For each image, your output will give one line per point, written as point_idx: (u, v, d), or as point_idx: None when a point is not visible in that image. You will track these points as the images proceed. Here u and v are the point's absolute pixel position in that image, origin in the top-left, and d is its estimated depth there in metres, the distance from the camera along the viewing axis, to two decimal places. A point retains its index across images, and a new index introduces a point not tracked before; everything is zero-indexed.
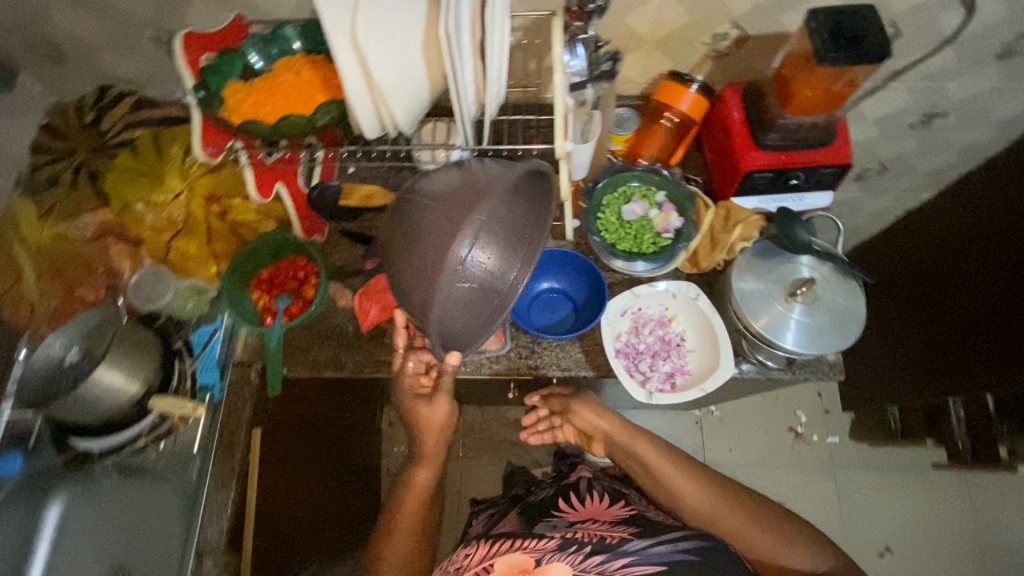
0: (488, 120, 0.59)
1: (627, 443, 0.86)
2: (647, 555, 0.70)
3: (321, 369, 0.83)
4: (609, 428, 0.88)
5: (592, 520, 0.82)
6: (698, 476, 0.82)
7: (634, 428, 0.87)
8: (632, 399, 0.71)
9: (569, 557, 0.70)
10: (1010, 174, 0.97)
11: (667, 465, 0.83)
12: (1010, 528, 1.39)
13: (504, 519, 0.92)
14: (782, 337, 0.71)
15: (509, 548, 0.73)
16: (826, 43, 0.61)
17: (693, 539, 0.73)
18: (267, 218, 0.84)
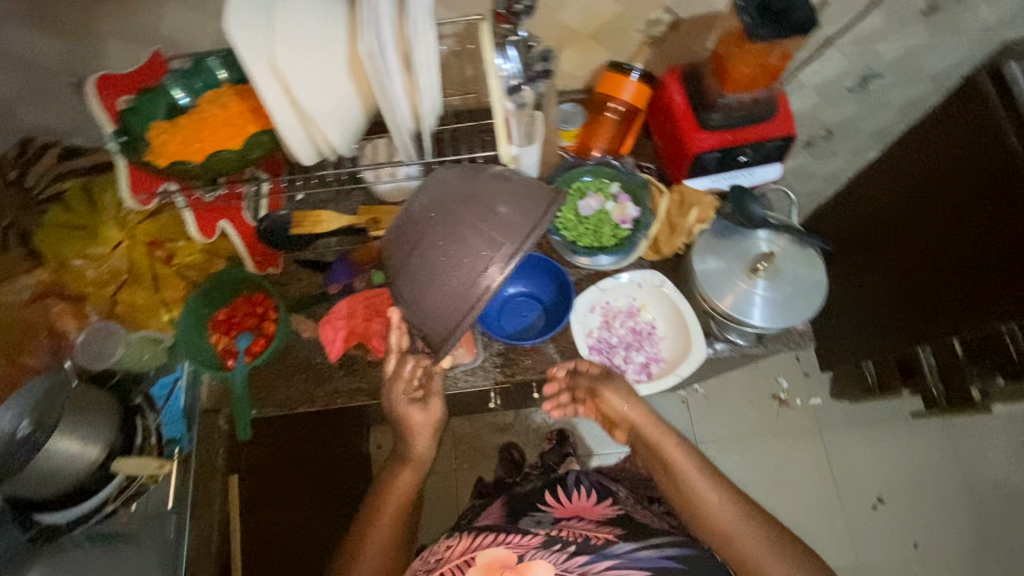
0: (427, 132, 0.57)
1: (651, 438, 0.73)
2: (634, 559, 0.65)
3: (293, 406, 0.80)
4: (640, 420, 0.72)
5: (579, 517, 0.75)
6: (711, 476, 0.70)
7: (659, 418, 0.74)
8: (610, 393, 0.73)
9: (553, 555, 0.66)
10: (950, 125, 0.99)
11: (683, 459, 0.71)
12: (993, 464, 1.43)
13: (488, 512, 0.82)
14: (748, 314, 0.71)
15: (490, 543, 0.71)
16: (755, 20, 0.61)
17: (680, 545, 0.68)
18: (216, 258, 0.82)
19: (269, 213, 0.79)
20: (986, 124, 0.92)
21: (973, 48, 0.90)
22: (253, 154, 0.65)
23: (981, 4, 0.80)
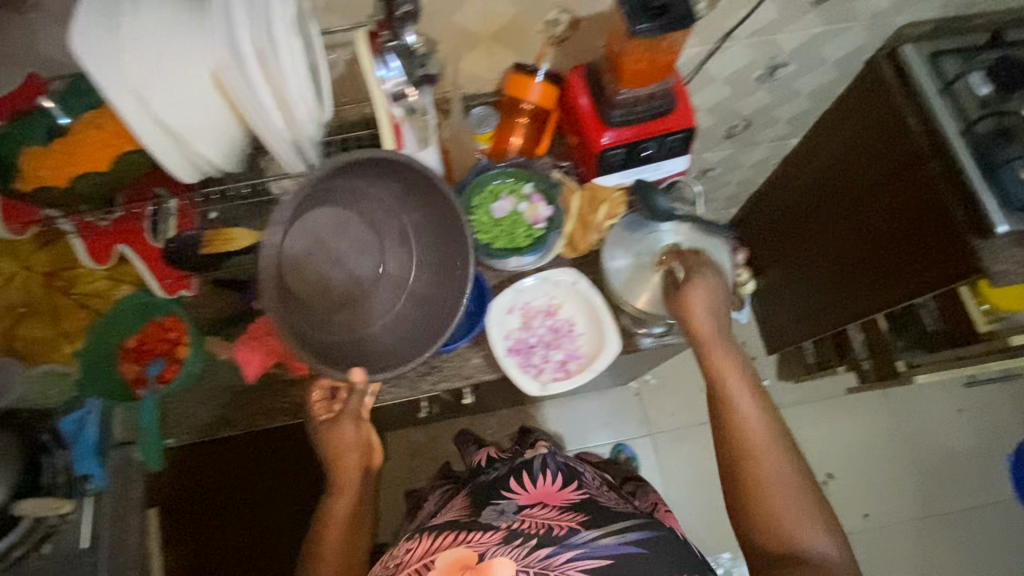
0: (311, 142, 0.56)
1: (705, 342, 0.68)
2: (595, 548, 0.62)
3: (210, 431, 0.79)
4: (698, 313, 0.68)
5: (541, 504, 0.71)
6: (752, 392, 0.65)
7: (723, 326, 0.69)
8: (527, 394, 0.73)
9: (514, 550, 0.62)
10: (856, 108, 1.02)
11: (730, 369, 0.67)
12: (931, 432, 1.49)
13: (452, 503, 0.79)
14: (659, 306, 0.74)
15: (451, 543, 0.66)
16: (635, 15, 0.62)
17: (640, 528, 0.66)
18: (121, 283, 0.77)
19: (173, 233, 0.75)
20: (885, 106, 0.95)
21: (869, 35, 0.94)
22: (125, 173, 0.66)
23: None
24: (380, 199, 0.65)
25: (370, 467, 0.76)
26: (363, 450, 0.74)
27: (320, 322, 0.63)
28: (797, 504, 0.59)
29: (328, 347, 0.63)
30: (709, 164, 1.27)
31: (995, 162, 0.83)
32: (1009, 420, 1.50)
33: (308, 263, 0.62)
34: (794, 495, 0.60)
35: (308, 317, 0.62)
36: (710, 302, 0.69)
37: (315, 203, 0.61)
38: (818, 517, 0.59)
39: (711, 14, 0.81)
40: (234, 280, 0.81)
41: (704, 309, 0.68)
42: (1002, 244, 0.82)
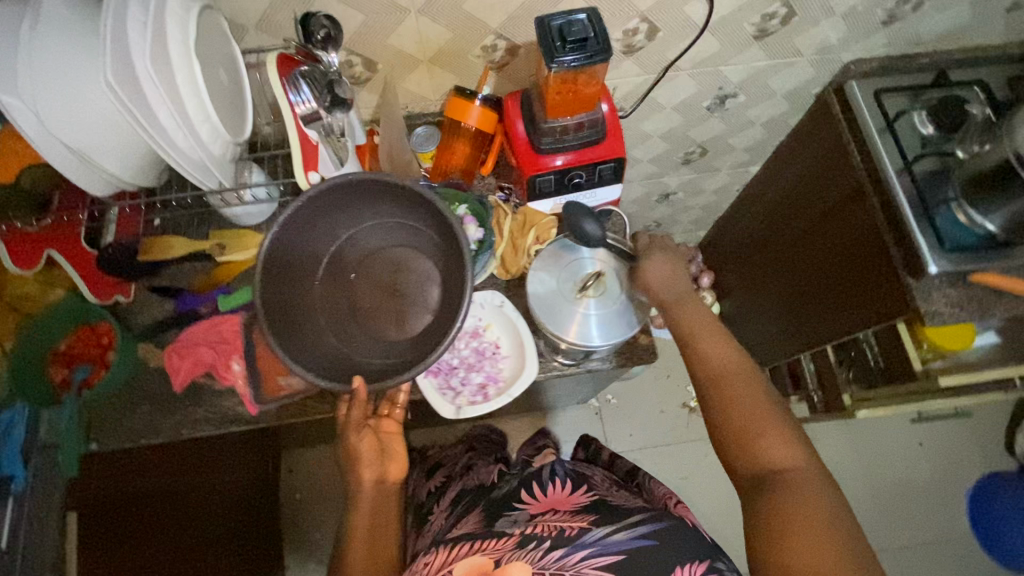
0: (220, 161, 0.57)
1: (667, 302, 0.73)
2: (608, 545, 0.64)
3: (137, 437, 0.78)
4: (656, 286, 0.74)
5: (552, 510, 0.74)
6: (718, 337, 0.69)
7: (686, 291, 0.74)
8: (443, 417, 0.74)
9: (528, 554, 0.64)
10: (803, 139, 1.03)
11: (696, 322, 0.71)
12: (891, 464, 1.48)
13: (465, 519, 0.80)
14: (589, 337, 0.74)
15: (467, 552, 0.67)
16: (553, 48, 0.62)
17: (651, 521, 0.67)
18: (54, 286, 0.79)
19: (110, 240, 0.75)
20: (830, 138, 0.95)
21: (816, 69, 0.94)
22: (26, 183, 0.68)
23: (809, 27, 0.84)
24: (398, 217, 0.67)
25: (386, 480, 0.71)
26: (378, 455, 0.72)
27: (380, 351, 0.66)
28: (771, 424, 0.61)
29: (385, 368, 0.64)
30: (669, 187, 1.28)
31: (931, 202, 0.83)
32: (971, 457, 1.49)
33: (366, 305, 0.68)
34: (770, 419, 0.62)
35: (367, 348, 0.66)
36: (666, 271, 0.75)
37: (337, 254, 0.68)
38: (791, 436, 0.61)
39: (650, 44, 0.82)
40: (170, 286, 0.83)
41: (659, 279, 0.74)
42: (935, 284, 0.82)
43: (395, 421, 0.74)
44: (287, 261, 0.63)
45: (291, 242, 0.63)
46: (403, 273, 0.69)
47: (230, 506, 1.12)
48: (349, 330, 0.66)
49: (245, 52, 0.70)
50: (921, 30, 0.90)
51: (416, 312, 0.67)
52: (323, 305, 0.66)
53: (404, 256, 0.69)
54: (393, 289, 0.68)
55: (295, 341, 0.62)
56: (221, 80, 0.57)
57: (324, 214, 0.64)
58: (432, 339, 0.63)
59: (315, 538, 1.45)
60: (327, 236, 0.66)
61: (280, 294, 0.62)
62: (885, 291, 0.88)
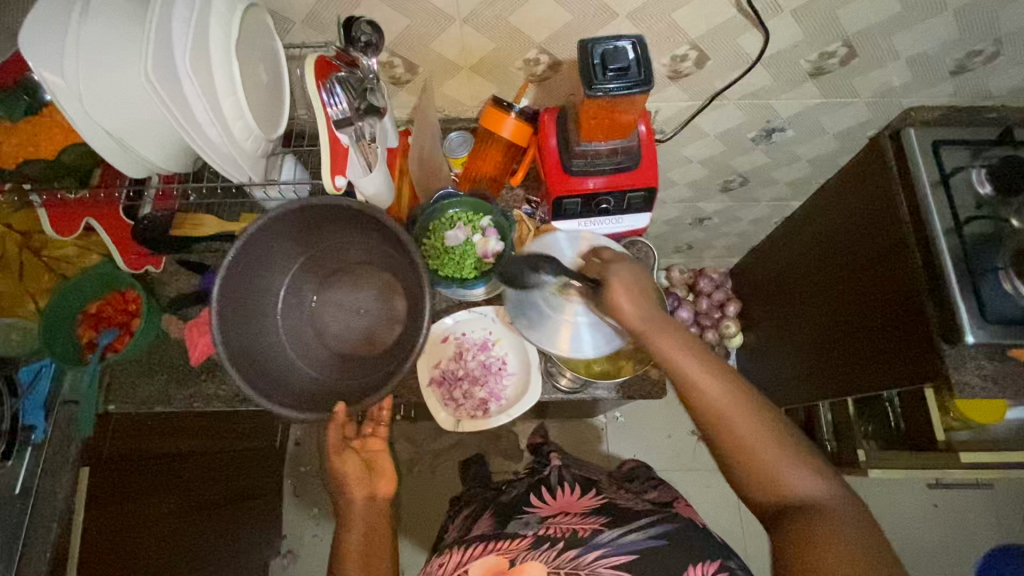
0: (249, 159, 0.58)
1: (641, 331, 0.61)
2: (620, 545, 0.64)
3: (149, 406, 0.81)
4: (629, 312, 0.61)
5: (564, 513, 0.74)
6: (704, 359, 0.59)
7: (656, 305, 0.62)
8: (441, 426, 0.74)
9: (543, 554, 0.64)
10: (849, 181, 0.98)
11: (676, 347, 0.59)
12: (902, 523, 1.43)
13: (477, 523, 0.81)
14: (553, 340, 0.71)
15: (483, 552, 0.68)
16: (593, 74, 0.61)
17: (660, 523, 0.68)
18: (90, 251, 0.82)
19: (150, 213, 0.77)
20: (880, 186, 0.89)
21: (873, 112, 0.90)
22: (66, 160, 0.69)
23: (871, 69, 0.80)
24: (349, 236, 0.69)
25: (376, 496, 0.73)
26: (365, 474, 0.73)
27: (351, 371, 0.69)
28: (778, 453, 0.56)
29: (356, 387, 0.67)
30: (705, 213, 1.25)
31: (976, 268, 0.78)
32: (986, 528, 1.42)
33: (333, 328, 0.72)
34: (779, 447, 0.56)
35: (340, 369, 0.69)
36: (636, 285, 0.62)
37: (293, 284, 0.70)
38: (802, 456, 0.57)
39: (698, 72, 0.79)
40: (200, 263, 0.86)
41: (629, 304, 0.61)
42: (969, 353, 0.78)
43: (380, 438, 0.77)
44: (244, 307, 0.65)
45: (249, 273, 0.65)
46: (365, 290, 0.72)
47: (229, 476, 1.16)
48: (320, 356, 0.70)
49: (291, 46, 0.71)
50: (993, 82, 0.85)
51: (382, 327, 0.71)
52: (288, 337, 0.69)
53: (362, 272, 0.72)
54: (357, 309, 0.71)
55: (271, 378, 0.65)
56: (261, 78, 0.58)
57: (275, 242, 0.66)
58: (396, 354, 0.66)
59: (314, 514, 1.49)
60: (280, 270, 0.69)
61: (248, 341, 0.65)
62: (919, 354, 0.83)
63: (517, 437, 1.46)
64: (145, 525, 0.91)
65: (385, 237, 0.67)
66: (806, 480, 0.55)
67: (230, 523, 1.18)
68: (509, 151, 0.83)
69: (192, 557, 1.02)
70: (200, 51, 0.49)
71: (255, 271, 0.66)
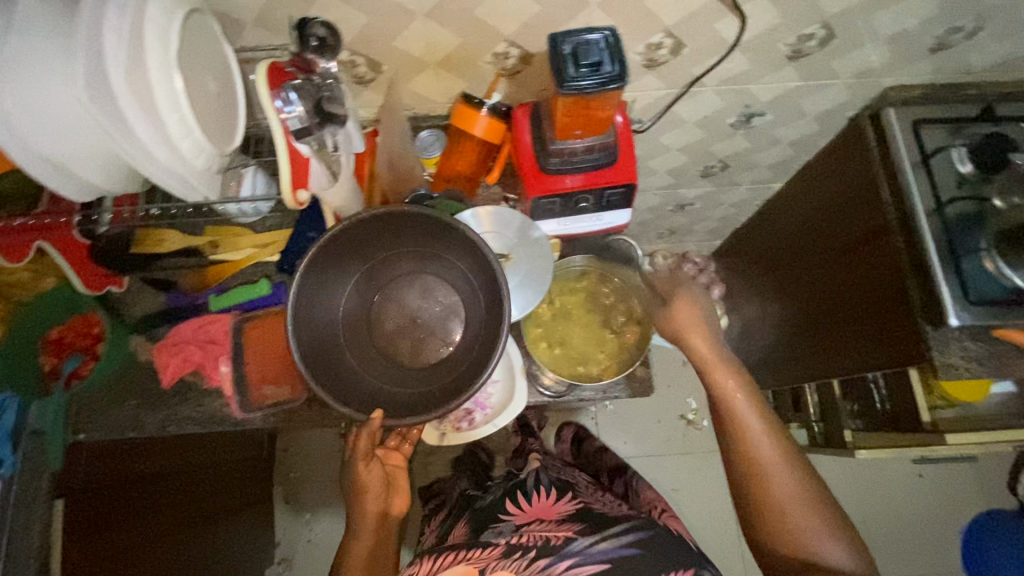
0: (201, 176, 0.55)
1: (702, 364, 0.71)
2: (592, 554, 0.64)
3: (121, 432, 0.78)
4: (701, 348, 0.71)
5: (538, 520, 0.73)
6: (756, 406, 0.67)
7: (721, 349, 0.72)
8: (426, 441, 0.76)
9: (513, 563, 0.63)
10: (828, 164, 0.97)
11: (732, 389, 0.68)
12: (888, 494, 1.46)
13: (455, 530, 0.80)
14: None
15: (451, 563, 0.66)
16: (565, 70, 0.58)
17: (633, 531, 0.68)
18: (45, 274, 0.76)
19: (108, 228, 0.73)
20: (863, 165, 0.87)
21: (852, 93, 0.88)
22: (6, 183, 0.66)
23: (851, 50, 0.77)
24: (430, 248, 0.67)
25: (389, 514, 0.74)
26: (384, 488, 0.74)
27: (395, 375, 0.67)
28: (813, 520, 0.61)
29: (397, 397, 0.65)
30: (686, 199, 1.23)
31: (960, 249, 0.78)
32: (969, 495, 1.46)
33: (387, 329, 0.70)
34: (819, 519, 0.61)
35: (388, 375, 0.67)
36: (697, 321, 0.73)
37: (365, 273, 0.68)
38: (837, 532, 0.60)
39: (675, 60, 0.76)
40: (168, 279, 0.81)
41: (701, 338, 0.72)
42: (953, 335, 0.78)
43: (402, 455, 0.78)
44: (321, 284, 0.63)
45: (329, 259, 0.63)
46: (428, 302, 0.70)
47: (215, 490, 1.13)
48: (367, 351, 0.68)
49: (243, 49, 0.66)
50: (972, 59, 0.83)
51: (434, 342, 0.70)
52: (348, 323, 0.67)
53: (428, 285, 0.70)
54: (415, 317, 0.70)
55: (325, 363, 0.63)
56: (209, 89, 0.54)
57: (359, 238, 0.63)
58: (444, 378, 0.65)
59: (307, 519, 1.47)
60: (357, 260, 0.66)
61: (313, 317, 0.63)
62: (902, 337, 0.83)
63: None
64: (130, 551, 0.89)
65: (475, 266, 0.65)
66: (836, 550, 0.59)
67: (221, 538, 1.16)
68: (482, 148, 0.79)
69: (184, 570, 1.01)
70: (136, 65, 0.45)
71: (337, 255, 0.64)
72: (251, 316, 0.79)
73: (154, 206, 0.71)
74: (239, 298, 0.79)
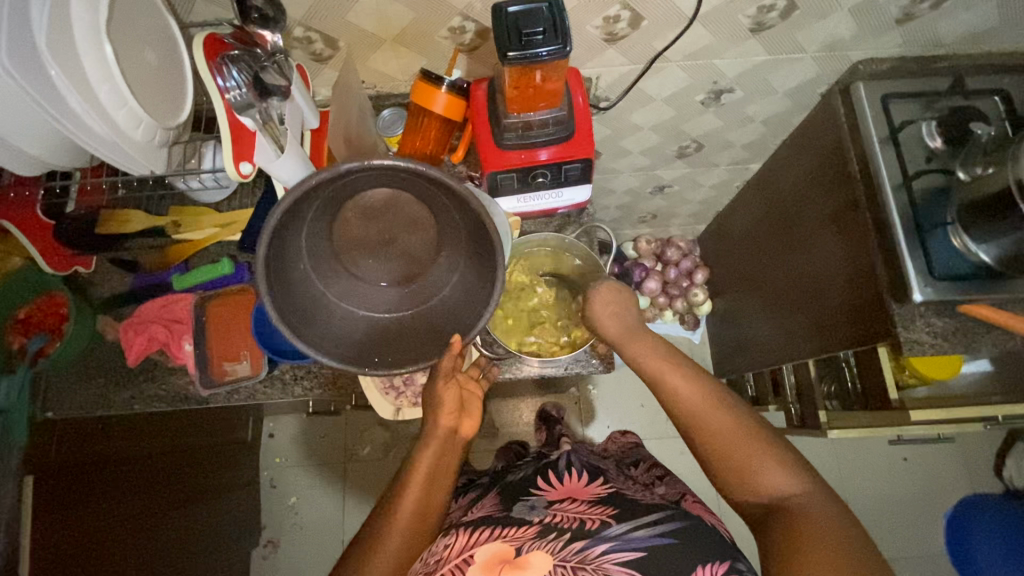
0: (137, 147, 0.56)
1: (620, 341, 0.71)
2: (629, 541, 0.58)
3: (89, 410, 0.79)
4: (611, 322, 0.72)
5: (571, 500, 0.68)
6: (682, 368, 0.66)
7: (635, 324, 0.72)
8: (381, 415, 0.81)
9: (550, 544, 0.58)
10: (800, 141, 0.96)
11: (650, 356, 0.68)
12: (872, 477, 1.45)
13: (481, 502, 0.74)
14: None
15: (488, 538, 0.62)
16: (507, 38, 0.57)
17: (671, 520, 0.61)
18: (11, 254, 0.76)
19: (74, 210, 0.73)
20: (831, 141, 0.86)
21: (821, 67, 0.87)
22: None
23: (815, 21, 0.76)
24: (322, 190, 0.56)
25: (457, 433, 0.71)
26: (459, 408, 0.72)
27: (420, 298, 0.65)
28: (760, 453, 0.59)
29: (443, 307, 0.64)
30: (664, 181, 1.23)
31: (925, 224, 0.76)
32: (955, 479, 1.45)
33: (374, 264, 0.64)
34: (764, 449, 0.60)
35: (413, 300, 0.65)
36: (613, 303, 0.73)
37: (316, 258, 0.61)
38: (785, 460, 0.59)
39: (634, 33, 0.75)
40: (132, 260, 0.83)
41: (611, 314, 0.73)
42: (920, 310, 0.76)
43: (476, 382, 0.76)
44: (306, 314, 0.61)
45: (283, 282, 0.58)
46: (378, 216, 0.61)
47: (197, 470, 1.14)
48: (388, 298, 0.65)
49: (194, 24, 0.66)
50: (942, 29, 0.81)
51: (414, 238, 0.63)
52: (352, 304, 0.64)
53: (363, 203, 0.60)
54: (384, 237, 0.62)
55: (382, 348, 0.64)
56: (148, 61, 0.56)
57: (279, 245, 0.56)
58: (463, 258, 0.62)
59: (292, 503, 1.49)
60: (297, 257, 0.59)
61: (329, 336, 0.62)
62: (867, 315, 0.82)
63: (491, 417, 1.46)
64: (110, 526, 0.90)
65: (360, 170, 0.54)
66: (780, 478, 0.58)
67: (203, 515, 1.17)
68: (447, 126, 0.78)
69: (164, 549, 1.02)
70: (60, 33, 0.46)
71: (287, 280, 0.58)
72: (214, 295, 0.82)
73: (104, 178, 0.69)
74: (203, 277, 0.82)
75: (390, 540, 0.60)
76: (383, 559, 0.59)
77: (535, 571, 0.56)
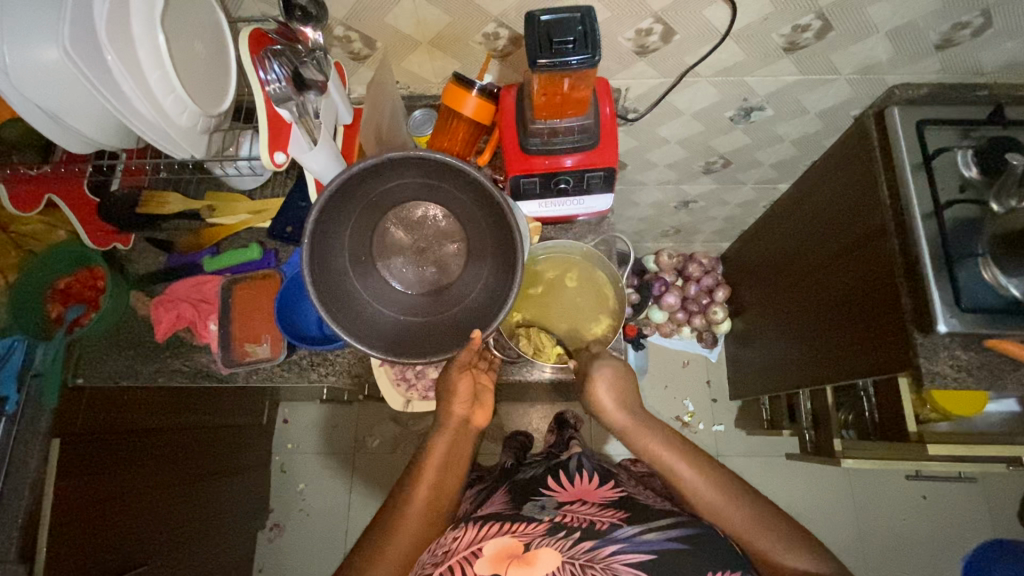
0: (181, 132, 0.59)
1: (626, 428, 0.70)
2: (637, 544, 0.58)
3: (116, 379, 0.83)
4: (613, 410, 0.71)
5: (581, 500, 0.68)
6: (683, 452, 0.66)
7: (641, 414, 0.71)
8: (392, 406, 0.82)
9: (558, 542, 0.59)
10: (829, 163, 0.95)
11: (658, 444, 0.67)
12: (888, 513, 1.41)
13: (491, 498, 0.74)
14: None
15: (498, 532, 0.62)
16: (539, 45, 0.58)
17: (682, 525, 0.60)
18: (57, 228, 0.82)
19: (118, 189, 0.77)
20: (863, 166, 0.84)
21: (855, 90, 0.86)
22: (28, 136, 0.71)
23: (851, 43, 0.76)
24: (368, 190, 0.64)
25: (469, 423, 0.72)
26: (471, 398, 0.72)
27: (447, 301, 0.68)
28: (777, 536, 0.60)
29: (469, 308, 0.67)
30: (689, 196, 1.22)
31: (957, 256, 0.73)
32: (974, 521, 1.40)
33: (407, 272, 0.69)
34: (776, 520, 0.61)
35: (439, 302, 0.68)
36: (615, 384, 0.72)
37: (357, 257, 0.67)
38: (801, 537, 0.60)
39: (666, 47, 0.76)
40: (167, 240, 0.86)
41: (611, 401, 0.71)
42: (944, 342, 0.74)
43: (489, 376, 0.76)
44: (341, 302, 0.64)
45: (321, 266, 0.62)
46: (415, 226, 0.68)
47: (212, 451, 1.17)
48: (416, 301, 0.68)
49: (241, 20, 0.70)
50: (983, 58, 0.80)
51: (447, 247, 0.69)
52: (386, 305, 0.67)
53: (403, 212, 0.68)
54: (419, 245, 0.68)
55: (410, 345, 0.65)
56: (198, 52, 0.60)
57: (323, 230, 0.62)
58: (490, 262, 0.66)
59: (301, 489, 1.51)
60: (337, 249, 0.64)
61: (360, 324, 0.65)
62: (888, 342, 0.80)
63: (501, 419, 1.47)
64: (129, 493, 0.92)
65: (407, 170, 0.63)
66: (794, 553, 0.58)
67: (213, 493, 1.20)
68: (474, 130, 0.79)
69: (173, 523, 1.04)
70: (117, 20, 0.50)
71: (324, 266, 0.63)
72: (241, 278, 0.85)
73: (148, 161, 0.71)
74: (231, 261, 0.85)
75: (404, 524, 0.62)
76: (395, 543, 0.61)
77: (542, 568, 0.56)
